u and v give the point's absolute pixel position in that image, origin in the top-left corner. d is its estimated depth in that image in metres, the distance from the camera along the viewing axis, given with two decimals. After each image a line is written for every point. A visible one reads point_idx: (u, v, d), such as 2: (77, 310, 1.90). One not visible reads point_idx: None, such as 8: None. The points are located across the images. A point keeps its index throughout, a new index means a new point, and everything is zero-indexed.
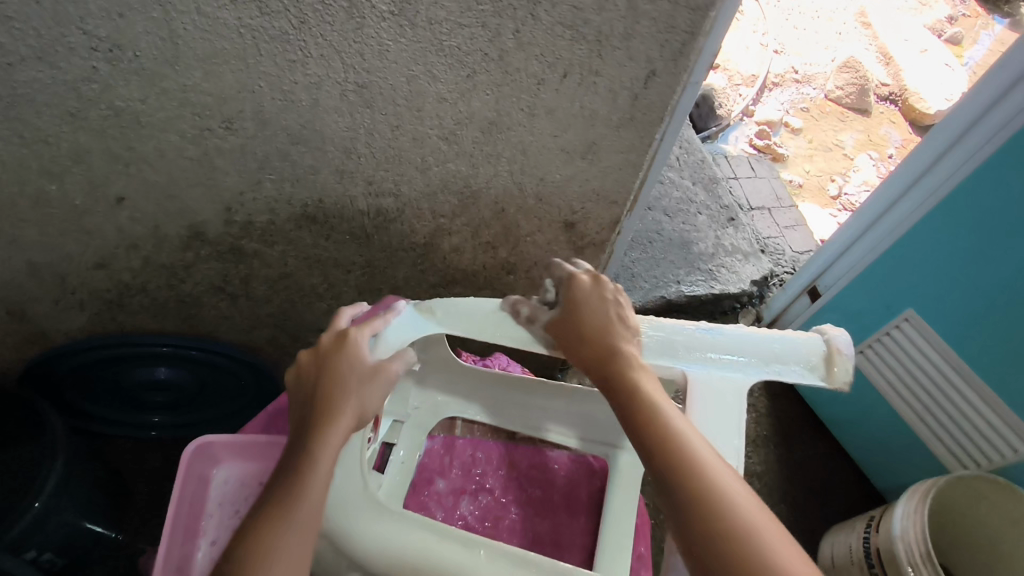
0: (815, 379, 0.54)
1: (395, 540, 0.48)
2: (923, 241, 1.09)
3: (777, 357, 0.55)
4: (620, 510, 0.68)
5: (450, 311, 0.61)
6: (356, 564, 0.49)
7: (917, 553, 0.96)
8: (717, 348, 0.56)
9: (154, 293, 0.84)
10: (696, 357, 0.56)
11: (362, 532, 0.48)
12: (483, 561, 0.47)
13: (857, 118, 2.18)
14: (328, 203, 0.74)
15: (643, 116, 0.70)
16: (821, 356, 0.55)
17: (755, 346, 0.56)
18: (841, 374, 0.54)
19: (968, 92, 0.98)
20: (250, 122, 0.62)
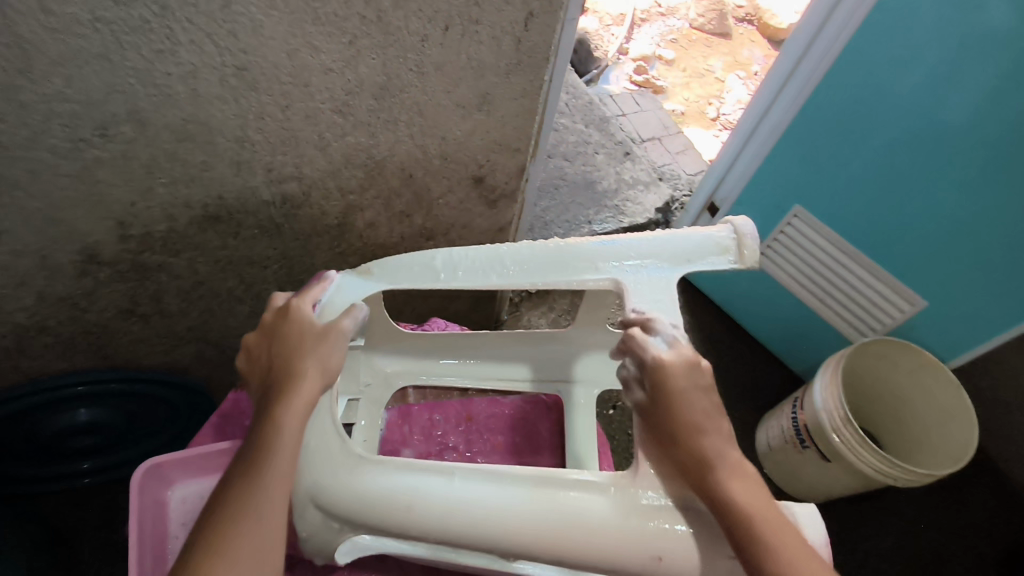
0: (730, 264, 0.59)
1: (377, 488, 0.52)
2: (799, 139, 1.18)
3: (694, 253, 0.59)
4: (581, 435, 0.74)
5: (388, 268, 0.63)
6: (347, 519, 0.53)
7: (837, 417, 1.08)
8: (640, 253, 0.60)
9: (56, 331, 0.78)
10: (621, 264, 0.60)
11: (344, 487, 0.53)
12: (458, 484, 0.52)
13: (721, 42, 2.31)
14: (229, 199, 0.71)
15: (529, 59, 0.72)
16: (732, 245, 0.59)
17: (674, 247, 0.60)
18: (752, 255, 0.59)
19: None
20: (127, 125, 0.58)
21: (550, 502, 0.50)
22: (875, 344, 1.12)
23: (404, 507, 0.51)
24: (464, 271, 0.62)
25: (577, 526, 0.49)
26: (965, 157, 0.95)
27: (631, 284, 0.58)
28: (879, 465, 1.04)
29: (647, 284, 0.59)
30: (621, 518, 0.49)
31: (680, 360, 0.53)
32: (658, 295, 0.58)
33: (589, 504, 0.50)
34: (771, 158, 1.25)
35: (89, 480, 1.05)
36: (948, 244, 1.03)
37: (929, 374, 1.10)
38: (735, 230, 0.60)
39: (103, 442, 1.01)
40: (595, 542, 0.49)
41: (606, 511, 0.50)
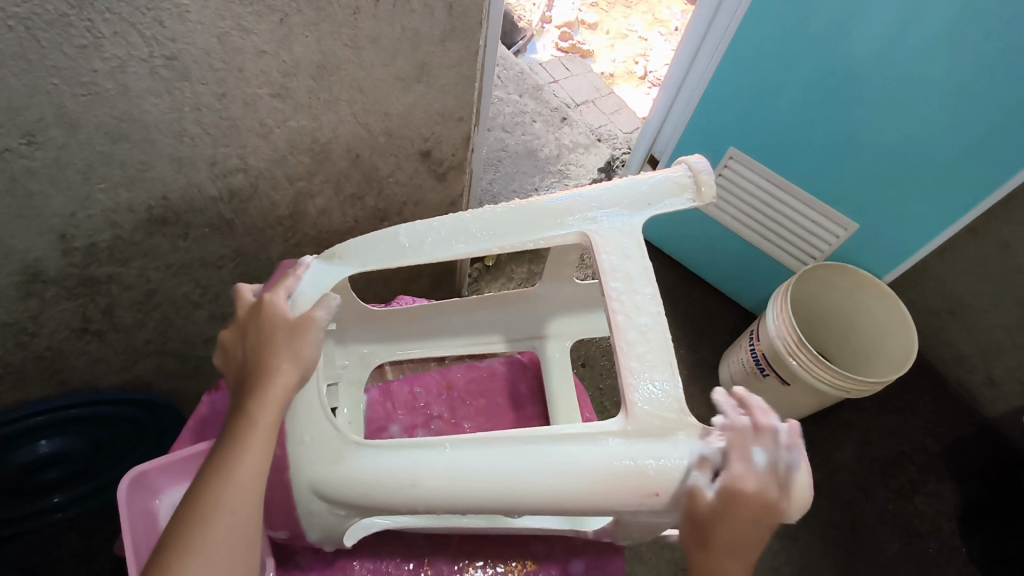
0: (689, 201, 0.61)
1: (373, 469, 0.53)
2: (727, 84, 1.22)
3: (652, 195, 0.62)
4: (561, 385, 0.77)
5: (355, 251, 0.64)
6: (348, 503, 0.54)
7: (792, 343, 1.13)
8: (601, 204, 0.62)
9: (5, 360, 0.75)
10: (585, 216, 0.61)
11: (343, 474, 0.54)
12: (451, 453, 0.53)
13: (640, 1, 2.34)
14: (174, 199, 0.69)
15: (462, 24, 0.72)
16: (688, 184, 0.62)
17: (633, 193, 0.62)
18: (709, 191, 0.61)
19: None
20: (56, 129, 0.55)
21: (549, 455, 0.51)
22: (817, 269, 1.18)
23: (407, 485, 0.52)
24: (432, 242, 0.63)
25: (575, 470, 0.51)
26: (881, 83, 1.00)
27: (597, 234, 0.60)
28: (832, 380, 1.11)
29: (612, 232, 0.60)
30: (615, 457, 0.51)
31: (762, 494, 0.48)
32: (624, 241, 0.60)
33: (585, 450, 0.51)
34: (702, 107, 1.29)
35: (61, 513, 1.01)
36: (874, 166, 1.09)
37: (869, 293, 1.17)
38: (688, 168, 0.62)
39: (70, 473, 0.97)
40: (592, 483, 0.50)
41: (601, 452, 0.51)
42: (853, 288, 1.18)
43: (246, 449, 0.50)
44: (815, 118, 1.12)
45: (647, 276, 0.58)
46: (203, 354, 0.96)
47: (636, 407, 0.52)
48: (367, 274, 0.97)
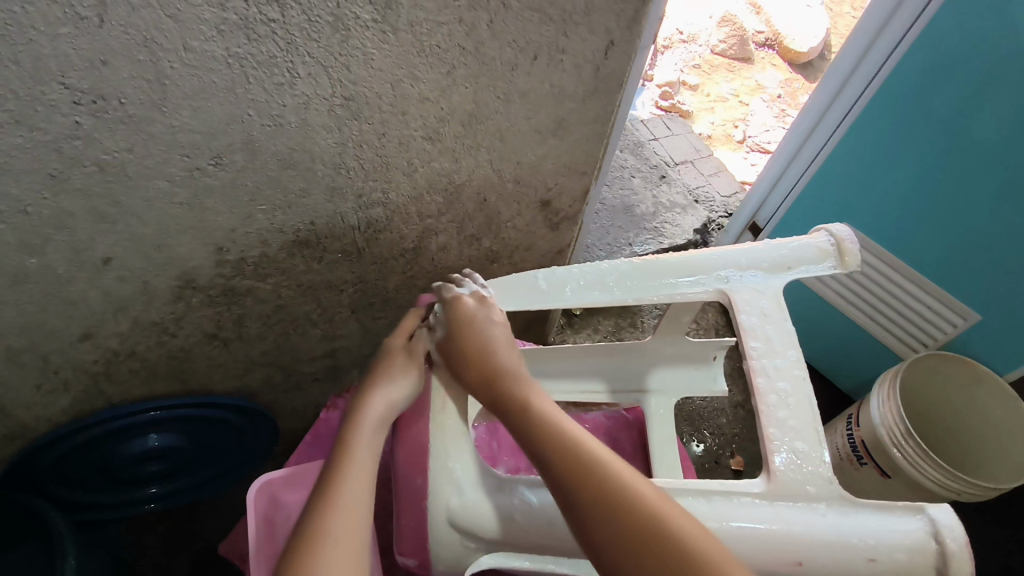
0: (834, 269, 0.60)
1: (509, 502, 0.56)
2: (845, 158, 1.20)
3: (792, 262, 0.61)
4: (665, 443, 0.76)
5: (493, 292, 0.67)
6: (482, 537, 0.57)
7: (898, 433, 1.08)
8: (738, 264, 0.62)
9: (144, 356, 0.80)
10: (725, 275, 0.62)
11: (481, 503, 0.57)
12: None
13: (743, 66, 2.36)
14: (320, 224, 0.74)
15: (605, 85, 0.75)
16: (830, 250, 0.61)
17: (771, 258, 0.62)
18: (853, 260, 0.60)
19: (866, 12, 1.08)
20: (239, 154, 0.61)
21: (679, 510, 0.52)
22: (930, 359, 1.13)
23: (545, 521, 0.54)
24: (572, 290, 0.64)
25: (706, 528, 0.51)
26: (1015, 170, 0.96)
27: (736, 296, 0.61)
28: (944, 481, 1.03)
29: (753, 294, 0.61)
30: (751, 520, 0.50)
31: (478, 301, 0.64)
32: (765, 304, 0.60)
33: (713, 506, 0.51)
34: (813, 183, 1.28)
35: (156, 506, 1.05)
36: (996, 259, 1.04)
37: (984, 388, 1.11)
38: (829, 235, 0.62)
39: (170, 469, 1.02)
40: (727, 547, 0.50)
41: (740, 514, 0.51)
42: (969, 380, 1.12)
43: (351, 468, 0.52)
44: (938, 199, 1.07)
45: (790, 340, 0.58)
46: (307, 371, 0.99)
47: (777, 470, 0.52)
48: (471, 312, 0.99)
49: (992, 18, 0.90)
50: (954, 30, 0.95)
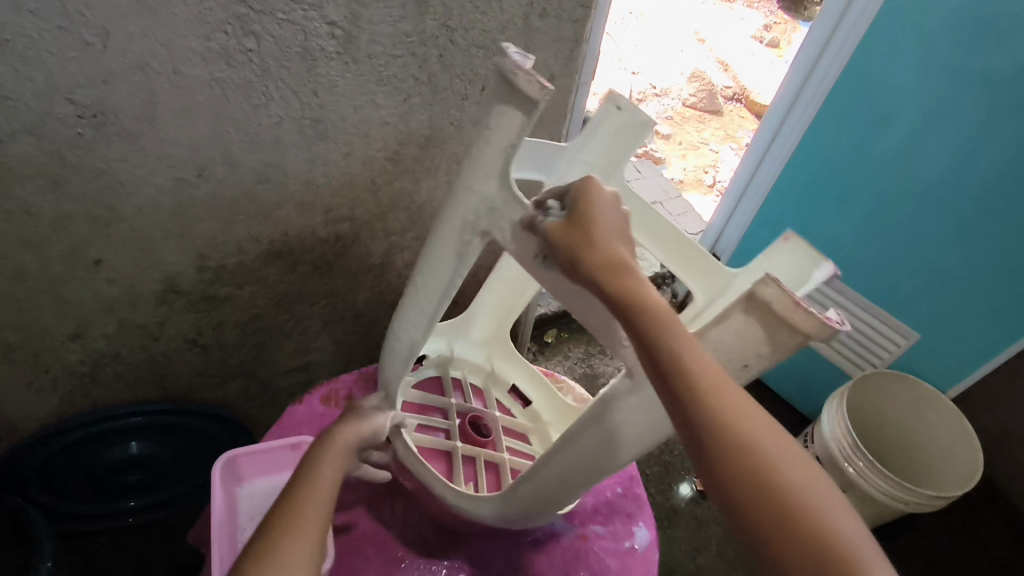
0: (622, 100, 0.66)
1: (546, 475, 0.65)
2: (794, 181, 1.27)
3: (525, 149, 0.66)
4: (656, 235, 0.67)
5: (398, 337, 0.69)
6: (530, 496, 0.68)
7: (848, 447, 1.11)
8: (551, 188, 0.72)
9: (128, 358, 0.87)
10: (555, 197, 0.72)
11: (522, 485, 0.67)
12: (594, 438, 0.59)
13: (712, 119, 2.51)
14: (293, 235, 0.82)
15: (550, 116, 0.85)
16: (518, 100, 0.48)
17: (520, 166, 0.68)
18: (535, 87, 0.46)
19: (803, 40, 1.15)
20: (219, 167, 0.69)
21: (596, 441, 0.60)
22: (877, 377, 1.18)
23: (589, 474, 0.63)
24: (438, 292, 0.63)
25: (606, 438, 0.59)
26: (954, 196, 1.03)
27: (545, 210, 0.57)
28: (893, 492, 1.07)
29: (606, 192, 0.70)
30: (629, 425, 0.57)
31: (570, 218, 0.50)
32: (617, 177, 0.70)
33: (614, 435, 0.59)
34: (764, 213, 1.36)
35: (133, 518, 1.08)
36: (930, 278, 1.12)
37: (930, 407, 1.15)
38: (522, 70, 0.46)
39: (149, 479, 1.06)
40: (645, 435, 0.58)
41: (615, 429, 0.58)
42: (916, 396, 1.16)
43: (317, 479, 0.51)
44: (881, 220, 1.14)
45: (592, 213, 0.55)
46: (282, 383, 1.05)
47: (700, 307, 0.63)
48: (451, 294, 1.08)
49: (914, 55, 1.01)
50: (896, 54, 1.03)
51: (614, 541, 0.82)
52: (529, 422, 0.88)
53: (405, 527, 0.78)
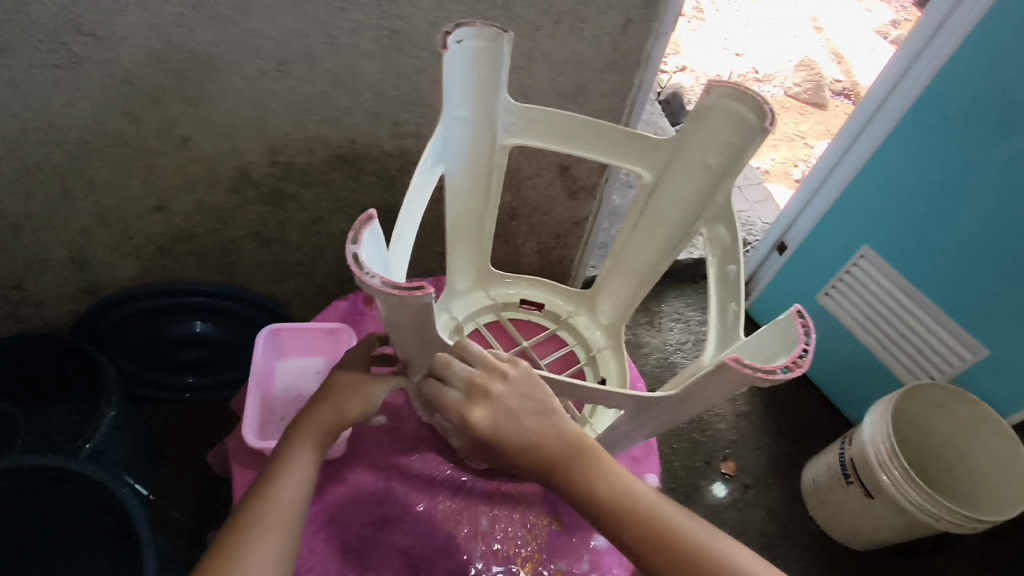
0: (451, 37, 0.57)
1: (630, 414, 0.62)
2: (875, 180, 1.18)
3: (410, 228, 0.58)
4: (613, 142, 0.66)
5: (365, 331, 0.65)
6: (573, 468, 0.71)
7: (884, 452, 1.06)
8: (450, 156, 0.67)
9: (201, 239, 0.95)
10: (454, 161, 0.67)
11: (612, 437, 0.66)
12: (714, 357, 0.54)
13: (815, 112, 2.37)
14: (360, 144, 0.86)
15: (623, 60, 0.84)
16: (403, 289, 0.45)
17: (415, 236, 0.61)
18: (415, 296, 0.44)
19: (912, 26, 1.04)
20: (300, 64, 0.74)
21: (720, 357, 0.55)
22: (930, 390, 1.11)
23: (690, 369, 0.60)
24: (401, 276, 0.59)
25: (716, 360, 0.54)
26: None
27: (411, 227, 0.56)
28: (924, 506, 1.02)
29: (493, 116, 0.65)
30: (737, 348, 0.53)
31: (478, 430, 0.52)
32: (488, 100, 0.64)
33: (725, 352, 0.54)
34: (840, 209, 1.26)
35: (189, 394, 1.20)
36: (1013, 298, 1.04)
37: (988, 432, 1.08)
38: (389, 285, 0.44)
39: (206, 361, 1.17)
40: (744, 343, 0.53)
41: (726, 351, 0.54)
42: (974, 417, 1.09)
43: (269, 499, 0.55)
44: (968, 231, 1.06)
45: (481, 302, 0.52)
46: (335, 290, 1.12)
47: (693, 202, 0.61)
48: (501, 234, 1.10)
49: None
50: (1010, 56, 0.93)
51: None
52: (553, 321, 0.83)
53: (421, 425, 0.78)
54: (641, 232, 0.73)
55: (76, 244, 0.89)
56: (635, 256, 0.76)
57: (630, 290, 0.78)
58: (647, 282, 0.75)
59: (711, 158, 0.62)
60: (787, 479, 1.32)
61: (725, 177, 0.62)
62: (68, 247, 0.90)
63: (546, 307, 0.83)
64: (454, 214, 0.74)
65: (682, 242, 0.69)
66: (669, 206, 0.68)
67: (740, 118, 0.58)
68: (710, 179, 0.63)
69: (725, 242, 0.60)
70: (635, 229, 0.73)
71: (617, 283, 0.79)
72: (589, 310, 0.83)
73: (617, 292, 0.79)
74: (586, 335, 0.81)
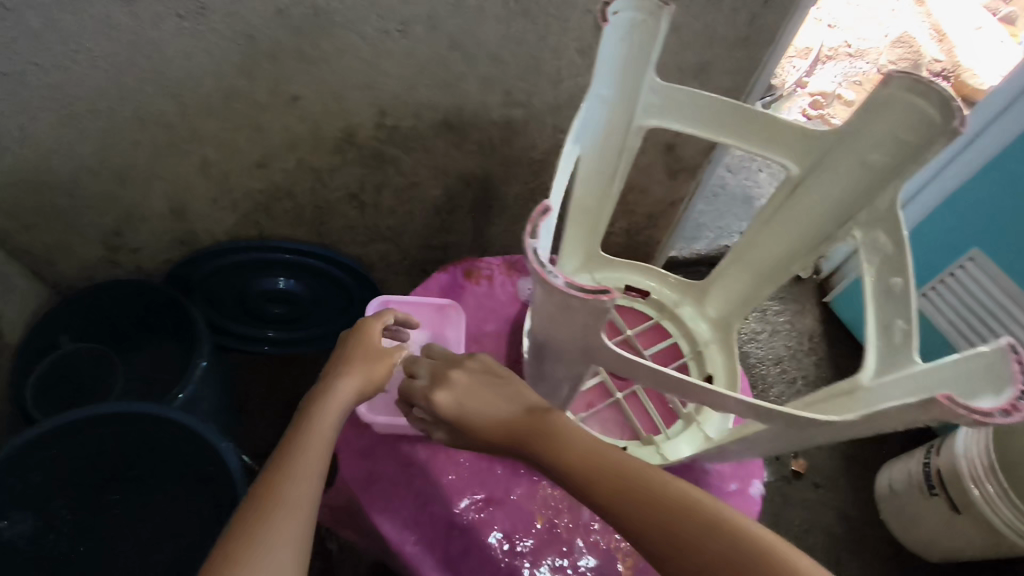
0: (609, 8, 0.52)
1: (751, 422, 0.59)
2: (1000, 177, 1.04)
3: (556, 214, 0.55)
4: (764, 129, 0.61)
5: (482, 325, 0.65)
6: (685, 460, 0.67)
7: (980, 468, 1.01)
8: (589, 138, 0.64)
9: (297, 198, 0.93)
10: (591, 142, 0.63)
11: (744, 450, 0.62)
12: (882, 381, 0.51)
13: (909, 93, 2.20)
14: (467, 111, 0.83)
15: (756, 37, 0.77)
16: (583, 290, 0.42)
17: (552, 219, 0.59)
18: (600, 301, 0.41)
19: None
20: (421, 25, 0.70)
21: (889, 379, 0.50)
22: None
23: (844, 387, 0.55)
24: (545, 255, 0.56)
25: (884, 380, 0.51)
26: None
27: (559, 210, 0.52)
28: (1019, 527, 0.97)
29: (635, 95, 0.60)
30: (906, 371, 0.49)
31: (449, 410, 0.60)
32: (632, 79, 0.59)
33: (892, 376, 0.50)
34: (955, 205, 1.13)
35: (268, 346, 1.23)
36: None
37: None
38: (575, 287, 0.41)
39: (286, 317, 1.18)
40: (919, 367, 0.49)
41: (893, 376, 0.50)
42: None
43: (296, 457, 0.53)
44: None
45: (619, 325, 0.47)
46: (418, 256, 1.11)
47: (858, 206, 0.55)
48: None
49: None
50: None
51: (717, 482, 0.71)
52: (655, 312, 0.79)
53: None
54: (773, 229, 0.68)
55: (177, 195, 0.89)
56: (761, 252, 0.70)
57: (750, 287, 0.73)
58: (773, 281, 0.71)
59: (875, 157, 0.57)
60: (858, 482, 1.28)
61: (892, 179, 0.56)
62: (169, 198, 0.89)
63: (651, 295, 0.80)
64: (579, 196, 0.70)
65: (824, 244, 0.64)
66: (815, 204, 0.63)
67: (921, 116, 0.53)
68: (871, 178, 0.58)
69: (887, 251, 0.55)
70: (768, 223, 0.68)
71: (734, 277, 0.74)
72: (694, 302, 0.79)
73: (731, 285, 0.75)
74: (693, 330, 0.77)
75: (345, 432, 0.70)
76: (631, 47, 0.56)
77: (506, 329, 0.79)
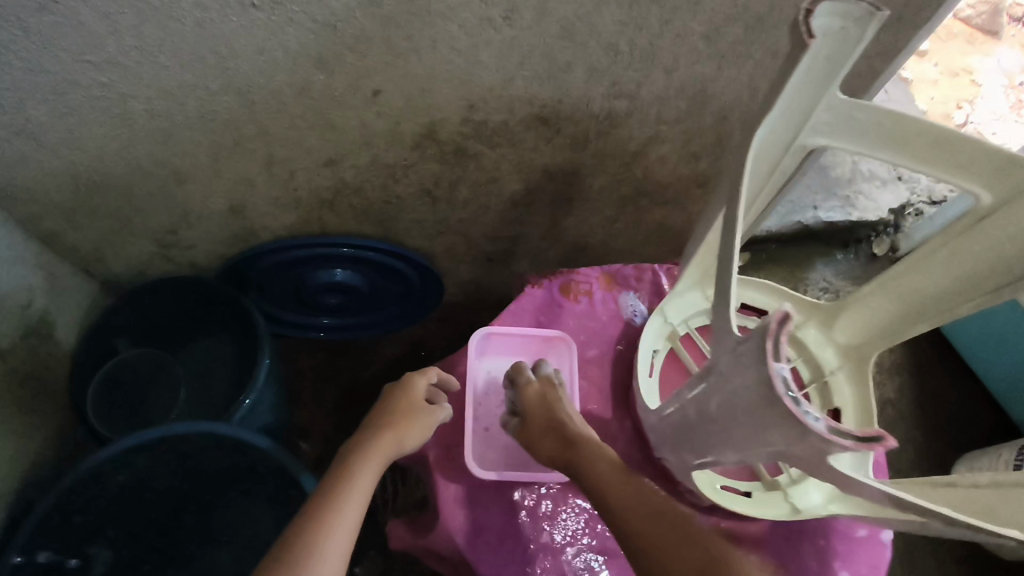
0: (812, 15, 0.42)
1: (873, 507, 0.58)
2: None
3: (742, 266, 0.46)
4: (955, 157, 0.52)
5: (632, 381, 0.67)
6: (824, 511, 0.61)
7: None
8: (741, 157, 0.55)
9: (366, 194, 0.85)
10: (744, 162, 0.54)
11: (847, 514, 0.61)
12: None
13: None
14: (566, 104, 0.73)
15: (913, 18, 0.66)
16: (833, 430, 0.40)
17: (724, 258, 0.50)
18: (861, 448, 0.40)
19: None
20: (531, 12, 0.60)
21: None
22: None
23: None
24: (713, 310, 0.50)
25: None
26: None
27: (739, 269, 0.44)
28: None
29: (809, 113, 0.51)
30: None
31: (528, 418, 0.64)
32: (807, 90, 0.49)
33: None
34: None
35: (323, 333, 1.17)
36: None
37: None
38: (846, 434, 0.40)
39: (343, 306, 1.11)
40: None
41: None
42: None
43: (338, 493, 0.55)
44: None
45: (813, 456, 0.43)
46: (486, 247, 1.02)
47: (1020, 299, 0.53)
48: (679, 202, 0.96)
49: None
50: None
51: (848, 535, 0.65)
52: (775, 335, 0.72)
53: (632, 446, 0.68)
54: (944, 258, 0.60)
55: (237, 194, 0.81)
56: (917, 282, 0.62)
57: (894, 318, 0.65)
58: (926, 317, 0.63)
59: None
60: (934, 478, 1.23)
61: None
62: (229, 197, 0.81)
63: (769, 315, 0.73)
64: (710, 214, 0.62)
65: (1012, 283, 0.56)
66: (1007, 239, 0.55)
67: None
68: None
69: None
70: (939, 251, 0.60)
71: (876, 303, 0.66)
72: (820, 326, 0.71)
73: (871, 312, 0.66)
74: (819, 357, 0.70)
75: (448, 484, 0.65)
76: (817, 59, 0.45)
77: (610, 352, 0.72)
